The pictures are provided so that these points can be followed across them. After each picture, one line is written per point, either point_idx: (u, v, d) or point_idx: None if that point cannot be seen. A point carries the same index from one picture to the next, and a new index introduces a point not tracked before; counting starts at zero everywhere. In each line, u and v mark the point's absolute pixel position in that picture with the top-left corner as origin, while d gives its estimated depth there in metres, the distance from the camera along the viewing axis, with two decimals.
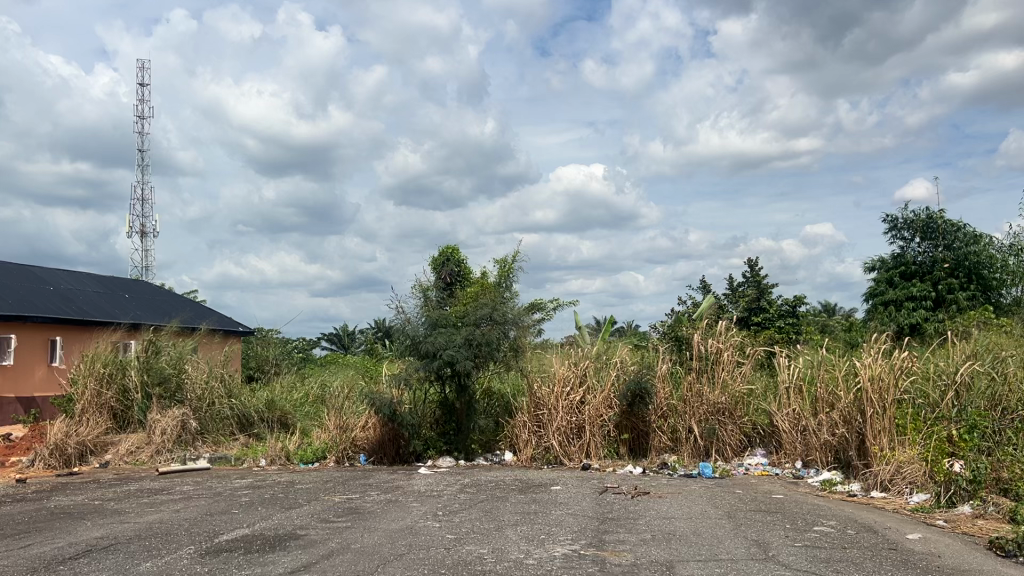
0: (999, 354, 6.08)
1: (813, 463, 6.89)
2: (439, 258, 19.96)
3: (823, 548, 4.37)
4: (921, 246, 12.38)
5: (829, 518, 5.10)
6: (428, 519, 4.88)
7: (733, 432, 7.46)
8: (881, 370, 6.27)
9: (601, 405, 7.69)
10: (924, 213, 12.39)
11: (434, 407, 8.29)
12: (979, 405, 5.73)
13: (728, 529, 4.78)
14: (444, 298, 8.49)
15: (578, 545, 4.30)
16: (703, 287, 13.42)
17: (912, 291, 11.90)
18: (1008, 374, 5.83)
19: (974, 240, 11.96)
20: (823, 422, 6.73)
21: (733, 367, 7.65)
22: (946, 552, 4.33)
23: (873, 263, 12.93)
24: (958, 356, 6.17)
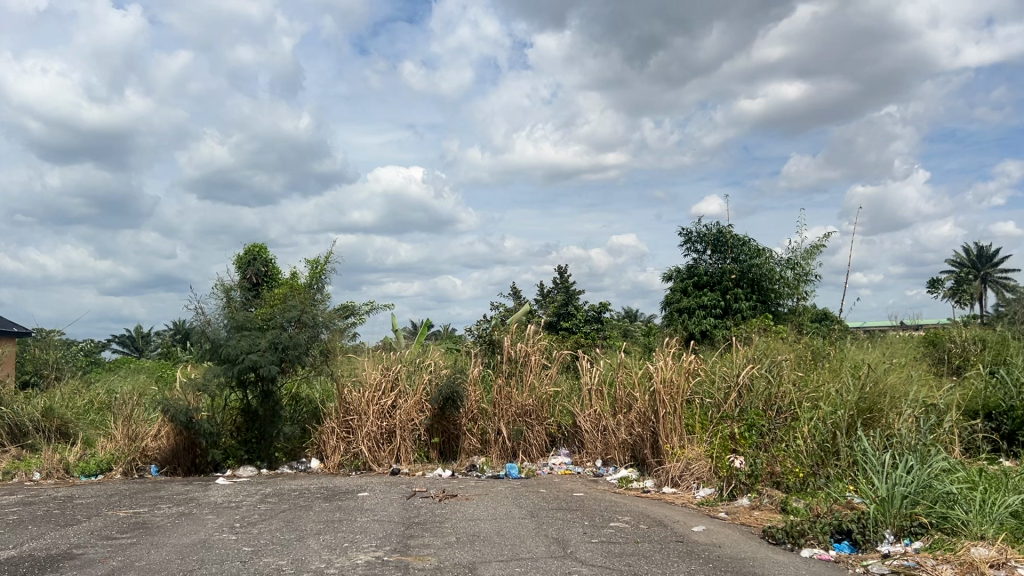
0: (773, 358, 6.66)
1: (611, 461, 7.23)
2: (244, 257, 19.18)
3: (618, 543, 4.59)
4: (713, 258, 13.38)
5: (624, 514, 5.36)
6: (223, 532, 4.64)
7: (538, 433, 7.68)
8: (672, 373, 6.69)
9: (412, 409, 7.66)
10: (714, 228, 13.41)
11: (236, 414, 7.92)
12: (756, 404, 6.25)
13: (531, 528, 4.89)
14: (248, 300, 8.13)
15: (382, 552, 4.25)
16: (516, 292, 13.76)
17: (703, 300, 12.81)
18: (781, 376, 6.40)
19: (757, 253, 13.08)
20: (621, 422, 7.08)
21: (540, 371, 7.88)
22: (726, 542, 4.67)
23: (670, 272, 13.80)
24: (739, 360, 6.69)
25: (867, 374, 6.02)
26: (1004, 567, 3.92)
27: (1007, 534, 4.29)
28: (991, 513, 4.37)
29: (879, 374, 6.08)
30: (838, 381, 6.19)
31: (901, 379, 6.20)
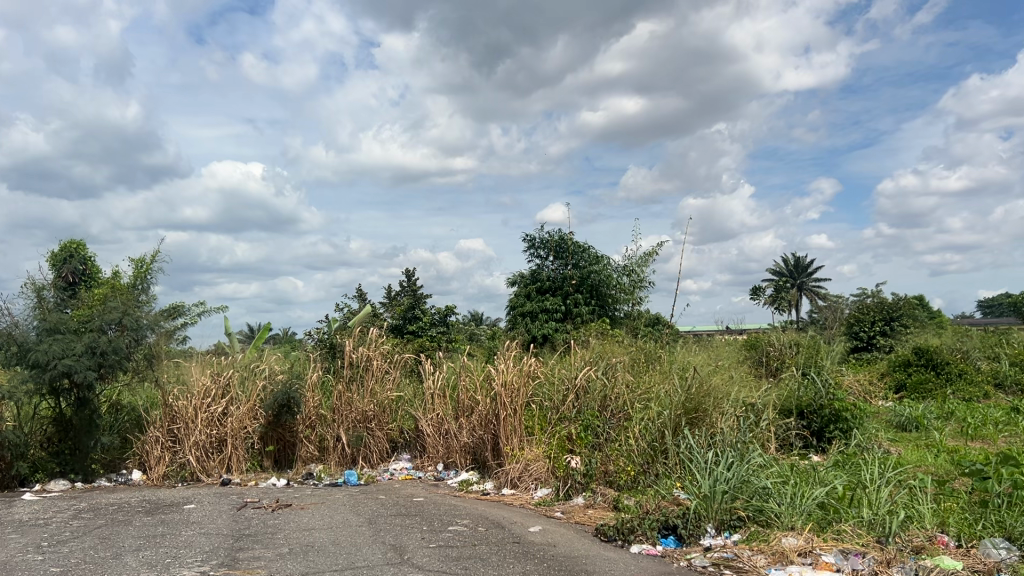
0: (609, 361, 6.89)
1: (452, 465, 7.24)
2: (58, 253, 17.81)
3: (454, 547, 4.59)
4: (555, 264, 13.72)
5: (462, 517, 5.38)
6: (28, 553, 4.26)
7: (379, 438, 7.58)
8: (513, 376, 6.78)
9: (245, 417, 7.36)
10: (556, 234, 13.75)
11: (47, 424, 7.32)
12: (593, 406, 6.44)
13: (367, 535, 4.82)
14: (63, 300, 7.53)
15: (207, 567, 4.05)
16: (360, 295, 13.54)
17: (545, 305, 13.10)
18: (616, 377, 6.63)
19: (596, 260, 13.53)
20: (462, 425, 7.11)
21: (381, 375, 7.77)
22: (560, 541, 4.78)
23: (514, 278, 14.02)
24: (577, 363, 6.89)
25: (694, 376, 6.35)
26: (811, 554, 4.23)
27: (814, 524, 4.64)
28: (800, 505, 4.71)
29: (705, 376, 6.42)
30: (667, 382, 6.49)
31: (724, 381, 6.58)
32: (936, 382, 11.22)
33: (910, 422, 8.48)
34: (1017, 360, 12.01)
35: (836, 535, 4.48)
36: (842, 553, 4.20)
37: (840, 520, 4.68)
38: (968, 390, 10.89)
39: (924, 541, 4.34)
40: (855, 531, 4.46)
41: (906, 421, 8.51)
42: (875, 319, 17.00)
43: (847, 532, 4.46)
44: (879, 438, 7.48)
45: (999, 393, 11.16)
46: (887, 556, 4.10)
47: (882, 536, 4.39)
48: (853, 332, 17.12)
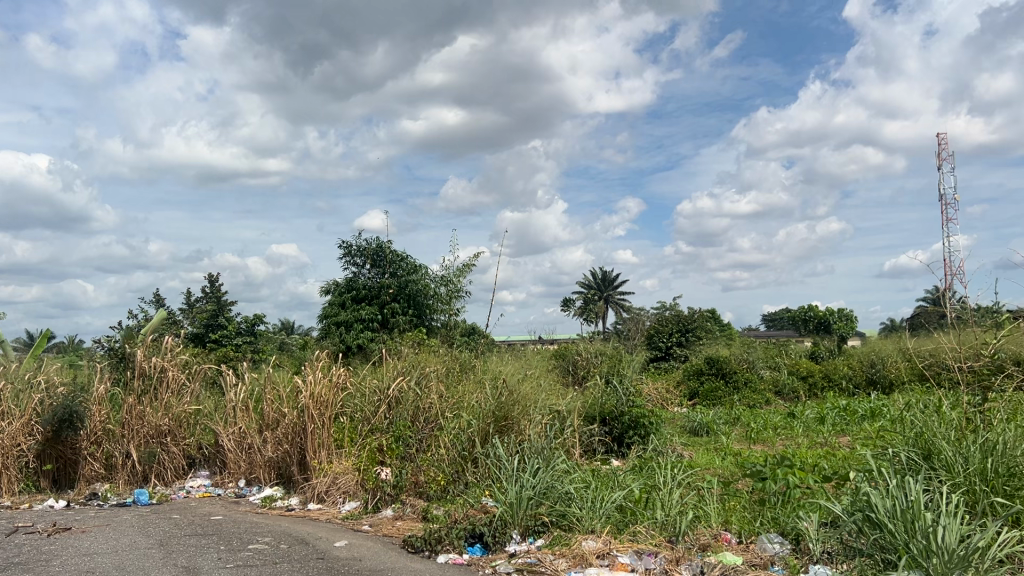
0: (422, 371, 6.88)
1: (255, 481, 6.94)
2: None
3: (254, 566, 4.39)
4: (372, 272, 13.55)
5: (264, 535, 5.15)
6: None
7: (175, 455, 7.14)
8: (323, 387, 6.59)
9: (18, 434, 6.76)
10: (374, 243, 13.58)
11: None
12: (405, 416, 6.39)
13: (156, 558, 4.50)
14: None
15: None
16: (159, 300, 12.71)
17: (360, 314, 12.89)
18: (427, 387, 6.63)
19: (414, 270, 13.51)
20: (267, 439, 6.82)
21: (178, 387, 7.32)
22: (366, 555, 4.69)
23: (328, 286, 13.70)
24: (390, 373, 6.82)
25: (504, 385, 6.47)
26: (608, 556, 4.42)
27: (612, 526, 4.85)
28: (600, 508, 4.92)
29: (515, 385, 6.56)
30: (478, 392, 6.57)
31: (532, 390, 6.76)
32: (725, 389, 12.11)
33: (702, 428, 9.08)
34: (794, 369, 13.20)
35: (632, 536, 4.71)
36: (636, 554, 4.42)
37: (636, 522, 4.92)
38: (752, 397, 11.84)
39: (709, 539, 4.65)
40: (649, 532, 4.71)
41: (698, 426, 9.12)
42: (673, 330, 18.10)
43: (642, 533, 4.70)
44: (674, 442, 7.96)
45: (778, 400, 12.25)
46: (677, 554, 4.35)
47: (672, 536, 4.67)
48: (653, 343, 18.13)
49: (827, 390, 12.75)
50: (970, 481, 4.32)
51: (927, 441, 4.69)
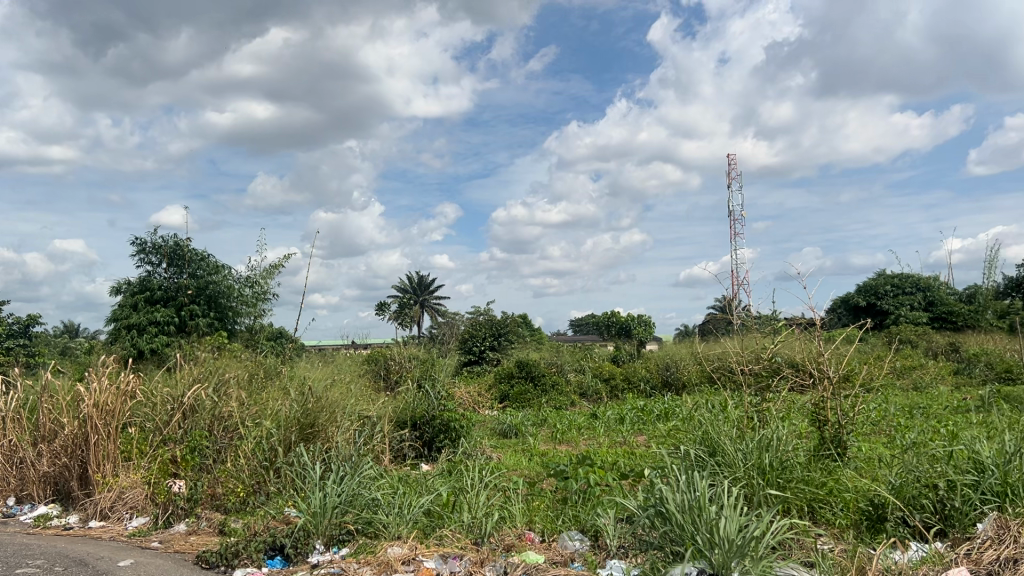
0: (222, 377, 6.54)
1: (27, 499, 6.30)
2: None
3: None
4: (169, 272, 12.71)
5: (35, 557, 4.68)
6: None
7: None
8: (108, 396, 6.08)
9: None
10: (171, 240, 12.75)
11: None
12: (202, 425, 6.03)
13: None
14: None
15: None
16: None
17: (155, 317, 12.07)
18: (227, 394, 6.30)
19: (215, 269, 12.87)
20: (42, 453, 6.20)
21: None
22: None
23: (119, 285, 12.72)
24: (186, 380, 6.42)
25: (309, 391, 6.27)
26: (414, 561, 4.40)
27: (419, 531, 4.84)
28: (407, 513, 4.89)
29: (321, 390, 6.38)
30: (283, 399, 6.34)
31: (341, 395, 6.61)
32: (534, 392, 12.45)
33: (511, 429, 9.28)
34: (597, 371, 13.78)
35: (439, 539, 4.71)
36: (442, 557, 4.43)
37: (443, 525, 4.94)
38: (558, 399, 12.27)
39: (514, 539, 4.74)
40: (456, 535, 4.74)
41: (507, 428, 9.31)
42: (486, 335, 18.37)
43: (449, 536, 4.71)
44: (483, 445, 8.06)
45: (582, 401, 12.76)
46: (481, 556, 4.40)
47: (478, 538, 4.72)
48: (466, 347, 18.31)
49: (627, 391, 13.44)
50: (749, 474, 4.69)
51: (712, 439, 5.04)
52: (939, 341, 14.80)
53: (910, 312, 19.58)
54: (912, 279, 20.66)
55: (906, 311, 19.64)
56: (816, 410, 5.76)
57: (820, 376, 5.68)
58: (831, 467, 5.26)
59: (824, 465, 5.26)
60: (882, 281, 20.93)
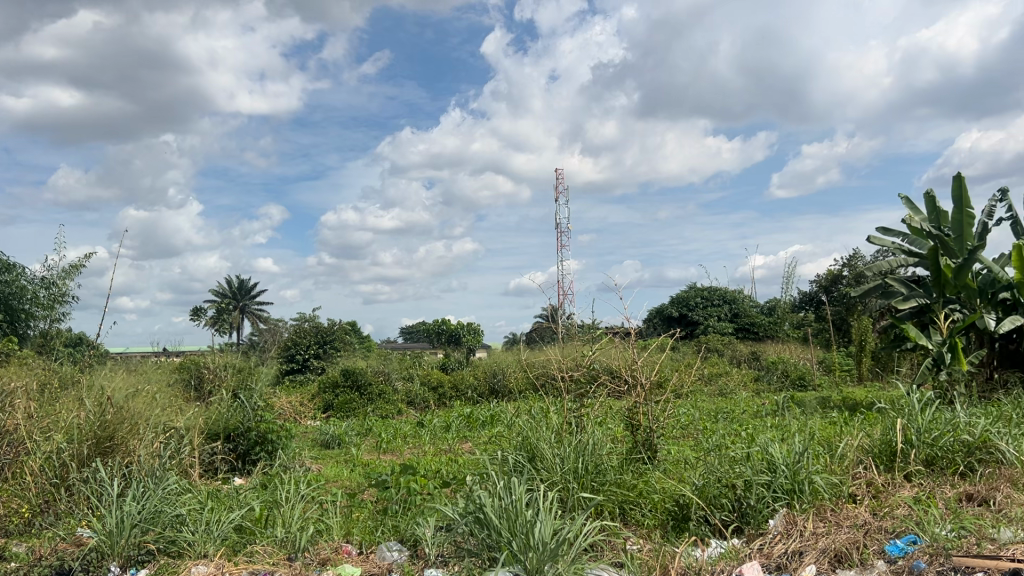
0: (6, 386, 5.93)
1: None
2: None
3: None
4: None
5: None
6: None
7: None
8: None
9: None
10: None
11: None
12: None
13: None
14: None
15: None
16: None
17: None
18: (12, 406, 5.72)
19: (4, 269, 11.76)
20: None
21: None
22: None
23: None
24: None
25: (109, 400, 5.81)
26: None
27: (227, 548, 4.60)
28: (214, 530, 4.63)
29: (122, 400, 5.93)
30: (77, 410, 5.83)
31: (145, 405, 6.17)
32: (359, 401, 12.23)
33: (333, 439, 9.05)
34: (424, 380, 13.71)
35: (248, 556, 4.49)
36: None
37: (254, 541, 4.72)
38: (384, 408, 12.13)
39: (329, 553, 4.61)
40: (268, 550, 4.54)
41: (329, 438, 9.07)
42: (310, 343, 17.86)
43: (259, 552, 4.50)
44: (302, 456, 7.80)
45: (409, 410, 12.69)
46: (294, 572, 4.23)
47: (292, 553, 4.54)
48: (288, 354, 17.72)
49: (454, 398, 13.50)
50: (565, 479, 4.80)
51: (531, 444, 5.13)
52: (742, 350, 15.93)
53: (717, 322, 20.96)
54: (720, 292, 22.14)
55: (714, 322, 21.00)
56: (630, 415, 6.00)
57: (634, 383, 5.93)
58: (642, 470, 5.49)
59: (635, 468, 5.49)
60: (693, 293, 22.27)
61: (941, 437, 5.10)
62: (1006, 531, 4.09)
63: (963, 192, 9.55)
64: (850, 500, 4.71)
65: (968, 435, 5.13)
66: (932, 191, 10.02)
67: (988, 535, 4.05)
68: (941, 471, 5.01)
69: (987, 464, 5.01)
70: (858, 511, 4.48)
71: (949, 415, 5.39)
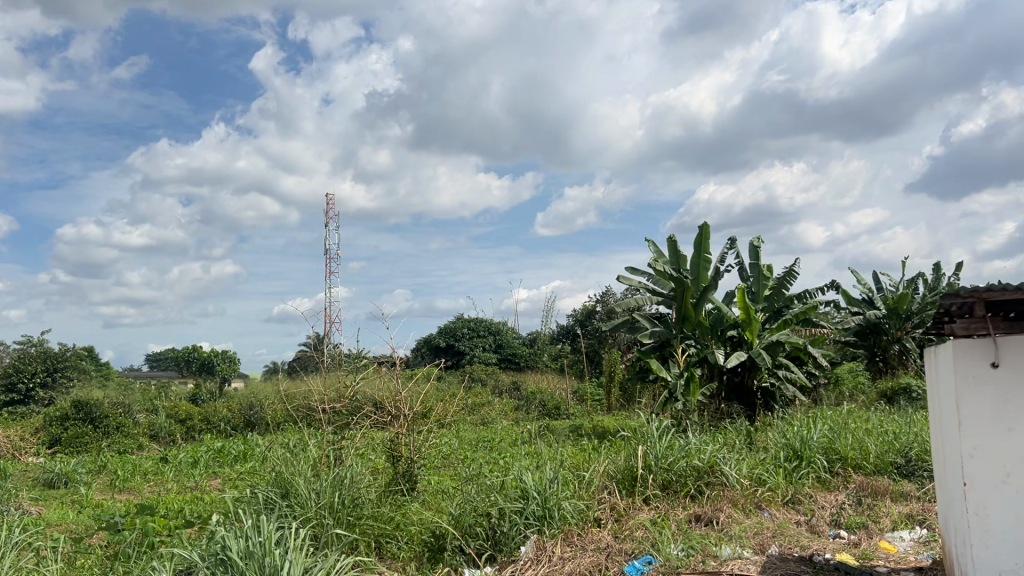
0: None
1: None
2: None
3: None
4: None
5: None
6: None
7: None
8: None
9: None
10: None
11: None
12: None
13: None
14: None
15: None
16: None
17: None
18: None
19: None
20: None
21: None
22: None
23: None
24: None
25: None
26: None
27: None
28: None
29: None
30: None
31: None
32: (92, 435, 11.13)
33: (60, 478, 8.14)
34: (172, 412, 12.73)
35: None
36: None
37: None
38: (122, 442, 11.14)
39: None
40: None
41: (55, 477, 8.15)
42: (37, 370, 16.01)
43: None
44: (19, 498, 6.91)
45: (152, 445, 11.73)
46: None
47: None
48: (8, 383, 15.74)
49: (204, 432, 12.66)
50: (320, 514, 4.62)
51: (285, 479, 4.88)
52: (504, 380, 16.40)
53: (482, 353, 21.49)
54: (485, 323, 22.73)
55: (478, 352, 21.51)
56: (391, 446, 5.91)
57: (397, 414, 5.85)
58: (401, 502, 5.44)
59: (393, 501, 5.42)
60: (460, 324, 22.67)
61: (676, 462, 5.54)
62: (727, 548, 4.51)
63: (701, 239, 10.52)
64: (595, 524, 4.97)
65: (699, 460, 5.61)
66: (675, 236, 10.94)
67: (712, 553, 4.44)
68: (675, 494, 5.43)
69: (713, 486, 5.51)
70: (602, 534, 4.74)
71: (683, 441, 5.85)
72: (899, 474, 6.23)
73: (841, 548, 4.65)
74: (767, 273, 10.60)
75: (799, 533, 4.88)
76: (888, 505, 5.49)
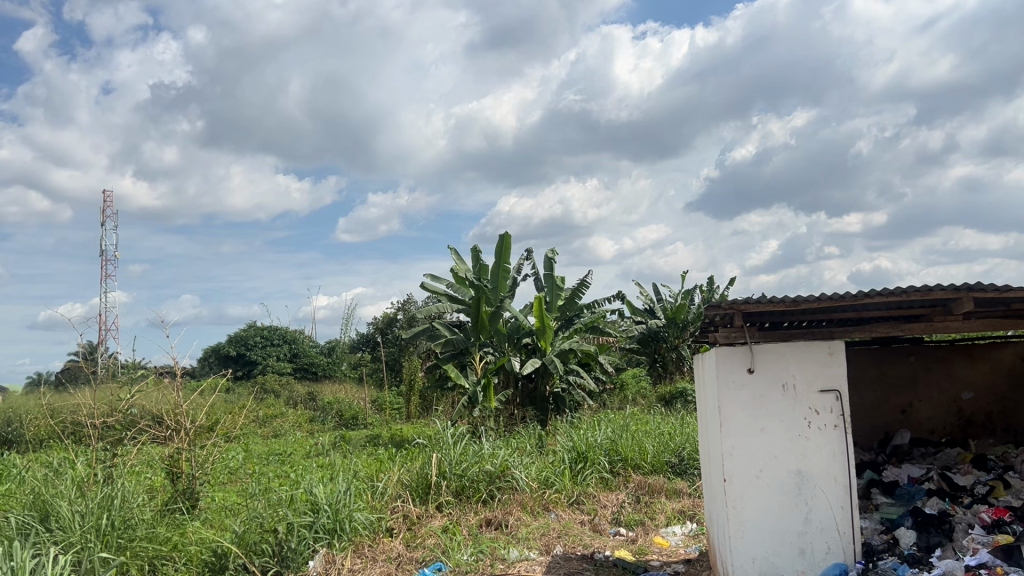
0: None
1: None
2: None
3: None
4: None
5: None
6: None
7: None
8: None
9: None
10: None
11: None
12: None
13: None
14: None
15: None
16: None
17: None
18: None
19: None
20: None
21: None
22: None
23: None
24: None
25: None
26: None
27: None
28: None
29: None
30: None
31: None
32: None
33: None
34: None
35: None
36: None
37: None
38: None
39: None
40: None
41: None
42: None
43: None
44: None
45: None
46: None
47: None
48: None
49: None
50: (84, 538, 4.22)
51: (44, 502, 4.43)
52: (299, 391, 15.87)
53: (275, 363, 20.69)
54: (279, 331, 21.92)
55: (272, 362, 20.70)
56: (169, 463, 5.52)
57: (176, 429, 5.47)
58: (179, 522, 5.11)
59: (170, 521, 5.08)
60: (252, 332, 21.67)
61: (469, 468, 5.60)
62: (514, 550, 4.62)
63: (501, 250, 10.78)
64: (386, 534, 4.93)
65: (490, 465, 5.71)
66: (477, 246, 11.13)
67: (500, 556, 4.54)
68: (468, 499, 5.50)
69: (504, 490, 5.63)
70: (393, 544, 4.74)
71: (476, 447, 5.92)
72: (672, 472, 6.73)
73: (620, 544, 4.92)
74: (560, 284, 11.01)
75: (582, 532, 5.11)
76: (662, 502, 5.89)
